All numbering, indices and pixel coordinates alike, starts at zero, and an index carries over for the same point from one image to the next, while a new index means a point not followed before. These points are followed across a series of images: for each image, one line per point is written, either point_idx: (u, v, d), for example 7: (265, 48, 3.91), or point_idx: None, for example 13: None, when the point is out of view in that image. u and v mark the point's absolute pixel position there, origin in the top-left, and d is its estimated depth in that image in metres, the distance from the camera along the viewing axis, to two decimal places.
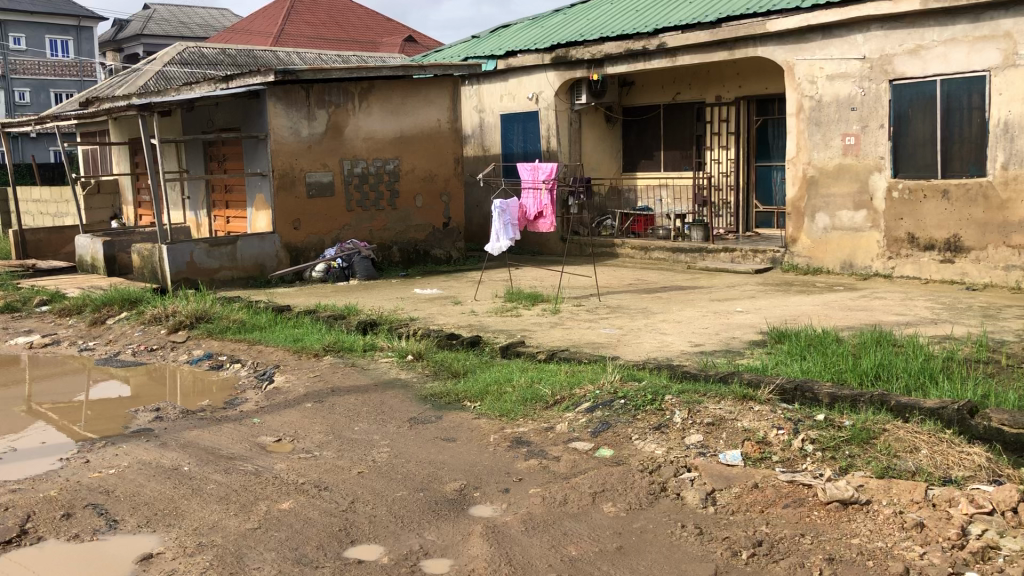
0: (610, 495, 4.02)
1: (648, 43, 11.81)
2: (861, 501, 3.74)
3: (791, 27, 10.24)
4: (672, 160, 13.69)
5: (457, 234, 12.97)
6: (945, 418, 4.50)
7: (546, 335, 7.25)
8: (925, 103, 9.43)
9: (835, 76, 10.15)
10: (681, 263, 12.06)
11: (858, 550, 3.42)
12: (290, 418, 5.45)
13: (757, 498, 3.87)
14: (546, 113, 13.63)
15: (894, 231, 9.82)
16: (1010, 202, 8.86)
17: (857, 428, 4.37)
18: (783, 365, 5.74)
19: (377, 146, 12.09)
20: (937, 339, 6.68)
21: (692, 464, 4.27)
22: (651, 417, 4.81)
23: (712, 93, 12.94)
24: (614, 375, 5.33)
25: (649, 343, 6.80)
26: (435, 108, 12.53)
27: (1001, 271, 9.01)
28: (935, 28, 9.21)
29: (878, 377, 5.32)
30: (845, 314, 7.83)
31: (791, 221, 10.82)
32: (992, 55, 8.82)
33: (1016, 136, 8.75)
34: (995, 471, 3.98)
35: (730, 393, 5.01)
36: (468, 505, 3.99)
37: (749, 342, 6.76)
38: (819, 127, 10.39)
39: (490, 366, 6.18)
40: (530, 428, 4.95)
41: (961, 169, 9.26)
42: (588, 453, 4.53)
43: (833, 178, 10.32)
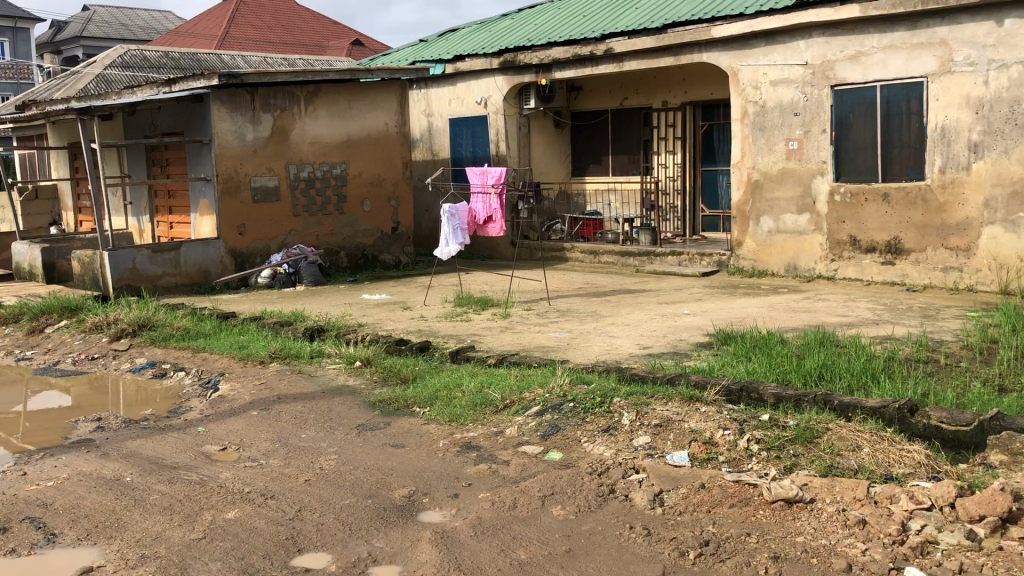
0: (559, 498, 4.03)
1: (595, 48, 11.89)
2: (805, 499, 3.80)
3: (734, 33, 10.38)
4: (620, 164, 13.80)
5: (406, 239, 12.92)
6: (886, 417, 4.60)
7: (496, 339, 7.25)
8: (866, 108, 9.63)
9: (778, 82, 10.32)
10: (630, 267, 12.15)
11: (802, 548, 3.47)
12: (235, 426, 5.37)
13: (704, 499, 3.91)
14: (495, 118, 13.65)
15: (836, 234, 10.02)
16: (948, 205, 9.08)
17: (801, 428, 4.44)
18: (729, 366, 5.83)
19: (324, 150, 11.99)
20: (879, 339, 6.82)
21: (640, 465, 4.30)
22: (600, 420, 4.83)
23: (659, 99, 13.08)
24: (563, 379, 5.35)
25: (599, 346, 6.84)
26: (383, 112, 12.47)
27: (939, 272, 9.23)
28: (875, 35, 9.41)
29: (821, 376, 5.41)
30: (790, 315, 7.96)
31: (736, 225, 10.98)
32: (929, 62, 9.04)
33: (953, 141, 8.98)
34: (934, 468, 4.08)
35: (676, 395, 5.06)
36: (416, 511, 3.97)
37: (696, 344, 6.83)
38: (762, 131, 10.55)
39: (440, 371, 6.15)
40: (479, 432, 4.94)
41: (900, 173, 9.47)
42: (538, 457, 4.54)
43: (777, 182, 10.49)
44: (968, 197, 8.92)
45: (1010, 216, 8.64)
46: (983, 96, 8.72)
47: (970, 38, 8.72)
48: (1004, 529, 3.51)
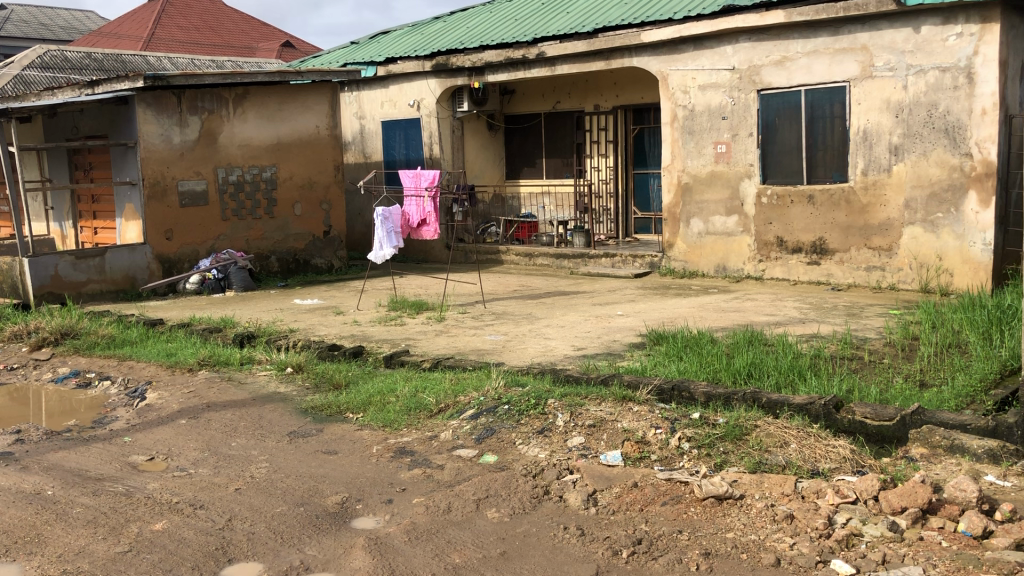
0: (494, 500, 4.04)
1: (527, 52, 11.95)
2: (735, 495, 3.88)
3: (664, 38, 10.52)
4: (554, 167, 13.89)
5: (338, 243, 12.79)
6: (813, 413, 4.72)
7: (431, 343, 7.23)
8: (791, 112, 9.85)
9: (706, 86, 10.50)
10: (564, 269, 12.23)
11: (732, 544, 3.53)
12: (163, 436, 5.25)
13: (637, 497, 3.96)
14: (427, 120, 13.60)
15: (764, 235, 10.23)
16: (870, 207, 9.35)
17: (730, 425, 4.52)
18: (662, 366, 5.90)
19: (253, 154, 11.81)
20: (806, 338, 6.97)
21: (574, 466, 4.33)
22: (534, 421, 4.84)
23: (591, 102, 13.21)
24: (498, 381, 5.36)
25: (533, 348, 6.87)
26: (313, 115, 12.34)
27: (863, 271, 9.50)
28: (799, 41, 9.63)
29: (750, 374, 5.52)
30: (720, 315, 8.10)
31: (667, 226, 11.14)
32: (851, 67, 9.30)
33: (875, 144, 9.25)
34: (858, 462, 4.20)
35: (610, 395, 5.11)
36: (349, 518, 3.93)
37: (629, 345, 6.91)
38: (691, 135, 10.73)
39: (373, 376, 6.09)
40: (414, 437, 4.91)
41: (825, 175, 9.71)
42: (473, 460, 4.54)
43: (706, 185, 10.67)
44: (890, 198, 9.19)
45: (929, 216, 8.92)
46: (903, 100, 9.00)
47: (889, 44, 8.99)
48: (924, 520, 3.62)
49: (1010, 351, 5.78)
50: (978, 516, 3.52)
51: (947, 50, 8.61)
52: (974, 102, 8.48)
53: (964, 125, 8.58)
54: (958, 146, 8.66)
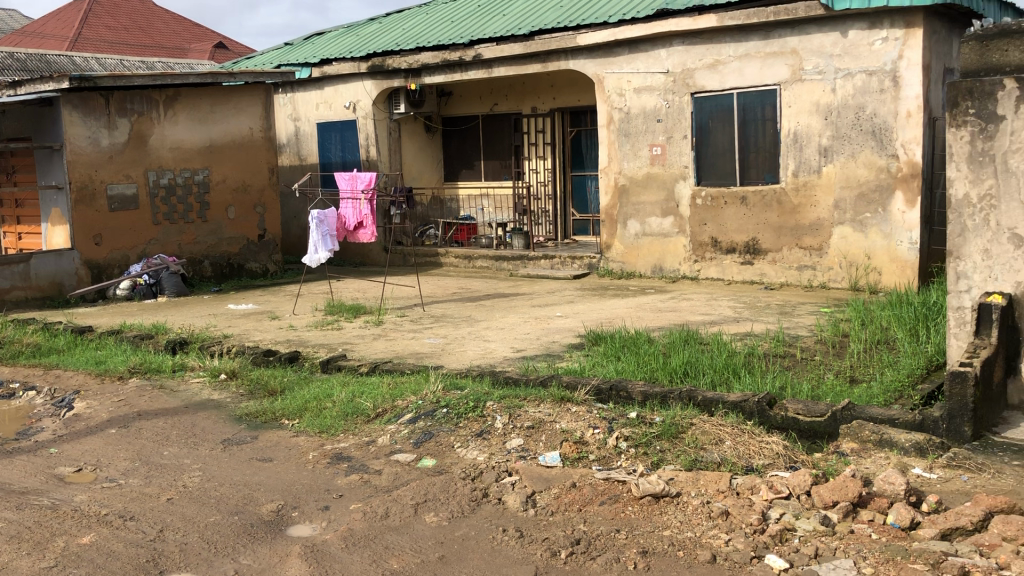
0: (432, 505, 4.01)
1: (464, 54, 11.95)
2: (671, 493, 3.92)
3: (599, 41, 10.61)
4: (492, 169, 13.91)
5: (273, 247, 12.60)
6: (747, 410, 4.81)
7: (368, 347, 7.18)
8: (724, 115, 10.01)
9: (641, 89, 10.61)
10: (503, 271, 12.24)
11: (669, 542, 3.57)
12: (91, 446, 5.11)
13: (575, 498, 3.97)
14: (363, 122, 13.48)
15: (699, 236, 10.38)
16: (802, 207, 9.54)
17: (667, 424, 4.58)
18: (600, 366, 5.94)
19: (185, 156, 11.58)
20: (740, 336, 7.09)
21: (513, 468, 4.33)
22: (473, 424, 4.83)
23: (528, 104, 13.26)
24: (436, 385, 5.33)
25: (473, 351, 6.86)
26: (246, 117, 12.16)
27: (794, 271, 9.69)
28: (731, 44, 9.78)
29: (686, 373, 5.60)
30: (657, 315, 8.19)
31: (605, 227, 11.23)
32: (781, 70, 9.49)
33: (805, 146, 9.44)
34: (791, 458, 4.28)
35: (549, 396, 5.13)
36: (285, 526, 3.87)
37: (567, 346, 6.94)
38: (627, 137, 10.84)
39: (309, 382, 6.02)
40: (351, 443, 4.86)
41: (757, 176, 9.89)
42: (411, 464, 4.51)
43: (642, 187, 10.80)
44: (820, 199, 9.40)
45: (858, 216, 9.14)
46: (831, 103, 9.21)
47: (818, 48, 9.20)
48: (855, 513, 3.69)
49: (936, 346, 5.96)
50: (906, 508, 3.61)
51: (873, 54, 8.84)
52: (899, 104, 8.73)
53: (890, 127, 8.81)
54: (884, 148, 8.89)
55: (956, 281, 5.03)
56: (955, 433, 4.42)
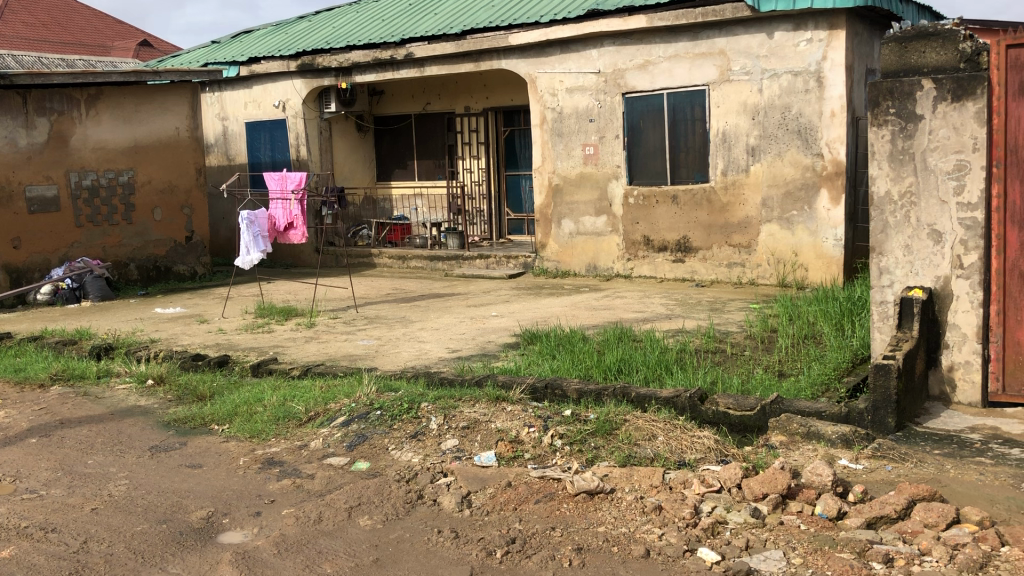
0: (367, 508, 3.97)
1: (395, 52, 11.87)
2: (606, 490, 3.95)
3: (531, 41, 10.64)
4: (425, 169, 13.85)
5: (202, 249, 12.34)
6: (679, 406, 4.89)
7: (301, 350, 7.07)
8: (654, 115, 10.13)
9: (573, 89, 10.68)
10: (438, 271, 12.19)
11: (603, 538, 3.59)
12: (9, 457, 4.93)
13: (511, 497, 3.97)
14: (293, 122, 13.30)
15: (632, 235, 10.48)
16: (731, 205, 9.71)
17: (601, 421, 4.62)
18: (535, 365, 5.94)
19: (108, 157, 11.28)
20: (672, 333, 7.18)
21: (448, 469, 4.31)
22: (407, 425, 4.79)
23: (461, 104, 13.25)
24: (370, 388, 5.28)
25: (407, 352, 6.81)
26: (172, 116, 11.89)
27: (725, 268, 9.85)
28: (661, 45, 9.91)
29: (620, 370, 5.65)
30: (591, 314, 8.23)
31: (540, 227, 11.28)
32: (710, 71, 9.63)
33: (733, 146, 9.61)
34: (722, 452, 4.35)
35: (483, 395, 5.12)
36: (215, 533, 3.79)
37: (503, 345, 6.94)
38: (560, 137, 10.90)
39: (240, 386, 5.90)
40: (283, 447, 4.79)
41: (687, 176, 10.03)
42: (344, 468, 4.45)
43: (576, 186, 10.87)
44: (748, 197, 9.57)
45: (785, 214, 9.33)
46: (758, 103, 9.38)
47: (745, 48, 9.37)
48: (785, 505, 3.77)
49: (861, 340, 6.11)
50: (833, 499, 3.69)
51: (798, 55, 9.05)
52: (824, 104, 8.94)
53: (815, 126, 9.02)
54: (810, 147, 9.10)
55: (878, 276, 5.17)
56: (879, 424, 4.53)
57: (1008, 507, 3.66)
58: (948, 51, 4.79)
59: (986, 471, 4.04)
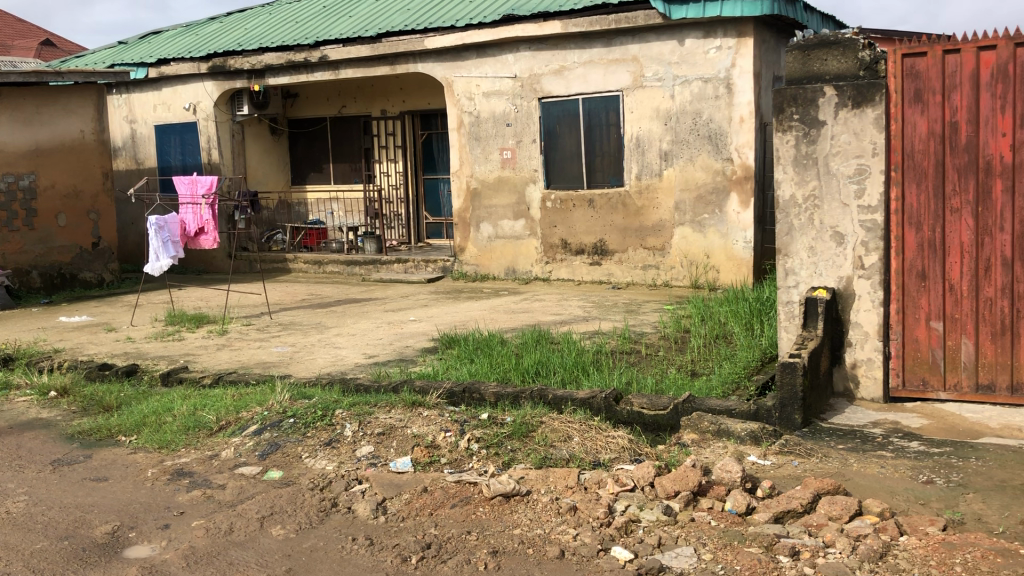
0: (279, 517, 3.91)
1: (309, 55, 11.73)
2: (521, 492, 3.98)
3: (447, 45, 10.64)
4: (342, 173, 13.74)
5: (110, 255, 12.00)
6: (595, 407, 4.97)
7: (212, 357, 6.92)
8: (570, 119, 10.24)
9: (490, 93, 10.71)
10: (355, 275, 12.08)
11: (519, 540, 3.61)
12: None
13: (426, 502, 3.97)
14: (204, 124, 13.02)
15: (549, 238, 10.57)
16: (645, 209, 9.87)
17: (517, 423, 4.66)
18: (454, 369, 5.93)
19: (7, 160, 10.86)
20: (589, 334, 7.27)
21: (363, 476, 4.28)
22: (321, 433, 4.74)
23: (377, 107, 13.16)
24: (283, 395, 5.21)
25: (323, 359, 6.73)
26: (76, 119, 11.52)
27: (640, 270, 10.00)
28: (575, 51, 10.02)
29: (538, 372, 5.70)
30: (510, 317, 8.28)
31: (458, 231, 11.27)
32: (624, 77, 9.78)
33: (646, 150, 9.78)
34: (635, 451, 4.42)
35: (399, 401, 5.09)
36: (121, 548, 3.69)
37: (421, 350, 6.92)
38: (478, 141, 10.92)
39: (148, 396, 5.75)
40: (193, 457, 4.69)
41: (603, 180, 10.16)
42: (256, 477, 4.38)
43: (494, 190, 10.91)
44: (661, 201, 9.75)
45: (697, 218, 9.53)
46: (670, 108, 9.57)
47: (657, 55, 9.54)
48: (696, 502, 3.85)
49: (769, 339, 6.29)
50: (741, 495, 3.79)
51: (708, 61, 9.25)
52: (733, 110, 9.18)
53: (725, 132, 9.25)
54: (720, 152, 9.32)
55: (784, 277, 5.32)
56: (787, 421, 4.67)
57: (907, 497, 3.81)
58: (849, 59, 4.96)
59: (886, 464, 4.19)
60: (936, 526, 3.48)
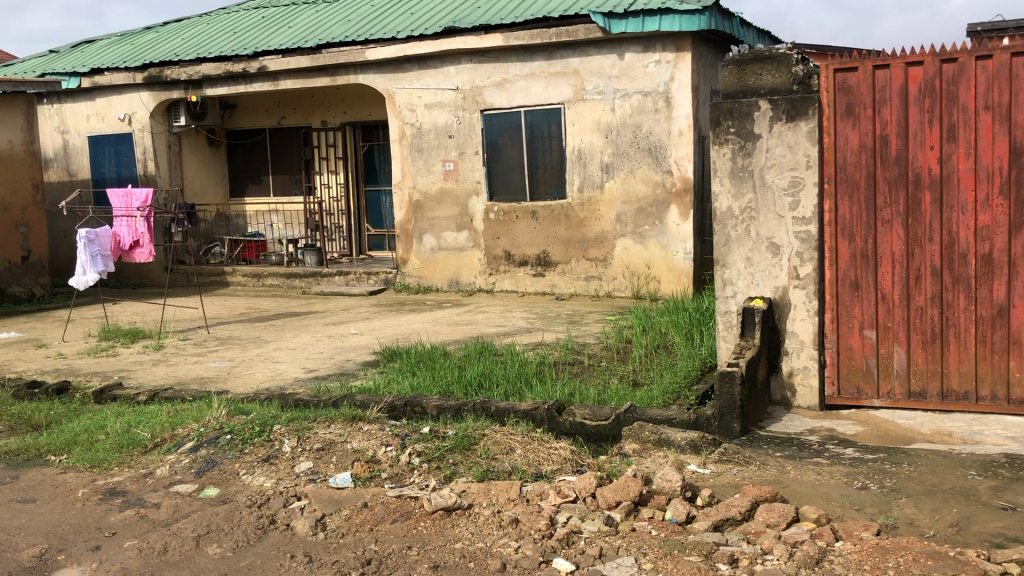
0: (215, 536, 3.83)
1: (248, 66, 11.59)
2: (463, 506, 3.96)
3: (388, 57, 10.61)
4: (282, 184, 13.60)
5: (40, 269, 11.67)
6: (537, 418, 4.98)
7: (148, 373, 6.77)
8: (512, 132, 10.28)
9: (431, 105, 10.70)
10: (295, 289, 11.94)
11: (460, 554, 3.59)
12: None
13: (367, 517, 3.93)
14: (140, 135, 12.78)
15: (492, 250, 10.58)
16: (587, 221, 9.94)
17: (459, 436, 4.64)
18: (396, 383, 5.88)
19: None
20: (532, 346, 7.29)
21: (302, 492, 4.22)
22: (259, 449, 4.67)
23: (318, 118, 13.06)
24: (220, 411, 5.12)
25: (261, 374, 6.62)
26: (5, 129, 11.21)
27: (583, 282, 10.06)
28: (517, 64, 10.07)
29: (481, 384, 5.69)
30: (452, 329, 8.26)
31: (400, 243, 11.21)
32: (565, 90, 9.85)
33: (588, 163, 9.85)
34: (577, 462, 4.44)
35: (339, 416, 5.04)
36: (49, 571, 3.58)
37: (362, 363, 6.86)
38: (420, 153, 10.89)
39: (80, 414, 5.60)
40: (126, 476, 4.58)
41: (545, 192, 10.21)
42: (192, 495, 4.29)
43: (436, 202, 10.89)
44: (603, 212, 9.83)
45: (637, 229, 9.64)
46: (611, 121, 9.66)
47: (598, 69, 9.63)
48: (637, 512, 3.88)
49: (709, 349, 6.37)
50: (682, 503, 3.83)
51: (647, 75, 9.38)
52: (672, 123, 9.31)
53: (664, 144, 9.38)
54: (660, 164, 9.44)
55: (722, 287, 5.40)
56: (725, 429, 4.73)
57: (842, 503, 3.88)
58: (783, 73, 5.07)
59: (822, 471, 4.27)
60: (870, 531, 3.55)
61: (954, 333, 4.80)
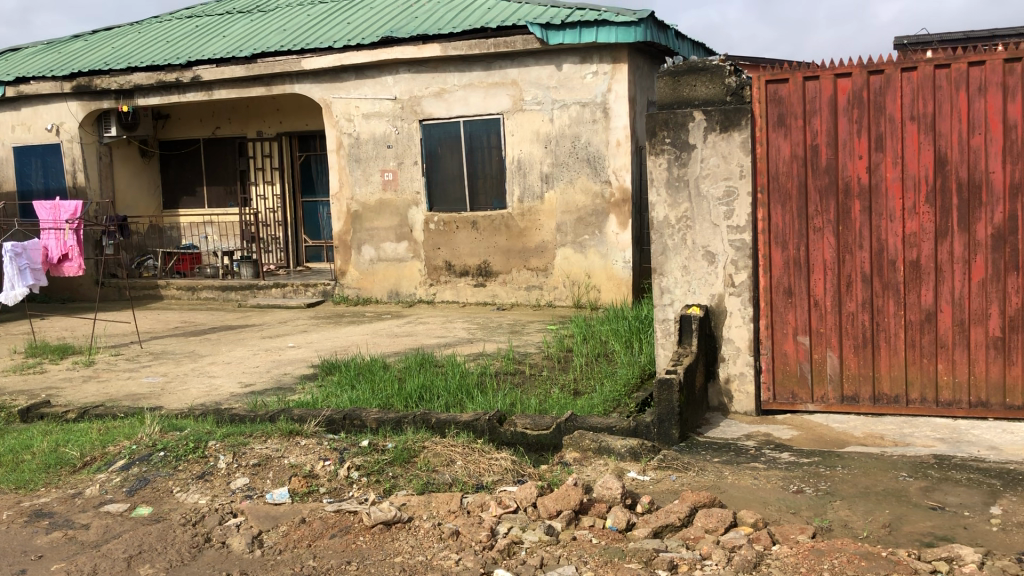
0: (147, 556, 3.74)
1: (181, 75, 11.39)
2: (403, 519, 3.93)
3: (324, 66, 10.53)
4: (217, 196, 13.39)
5: None
6: (478, 429, 4.97)
7: (77, 390, 6.58)
8: (451, 141, 10.28)
9: (370, 115, 10.63)
10: (231, 301, 11.74)
11: (400, 567, 3.56)
12: None
13: (305, 533, 3.87)
14: (69, 146, 12.47)
15: (432, 261, 10.55)
16: (527, 230, 9.97)
17: (398, 449, 4.60)
18: (335, 396, 5.80)
19: None
20: (473, 356, 7.28)
21: (238, 508, 4.15)
22: (193, 466, 4.57)
23: (253, 128, 12.89)
24: (153, 427, 5.00)
25: (196, 389, 6.48)
26: None
27: (524, 291, 10.08)
28: (455, 74, 10.07)
29: (421, 397, 5.65)
30: (392, 340, 8.20)
31: (339, 254, 11.10)
32: (503, 100, 9.88)
33: (527, 173, 9.88)
34: (518, 472, 4.43)
35: (276, 430, 4.96)
36: None
37: (300, 377, 6.77)
38: (358, 163, 10.80)
39: (4, 434, 5.41)
40: (54, 497, 4.44)
41: (486, 202, 10.21)
42: (124, 515, 4.18)
43: (375, 213, 10.81)
44: (543, 222, 9.87)
45: (578, 239, 9.70)
46: (550, 132, 9.71)
47: (536, 79, 9.68)
48: (577, 520, 3.89)
49: (648, 357, 6.42)
50: (622, 511, 3.85)
51: (585, 86, 9.46)
52: (610, 134, 9.41)
53: (602, 154, 9.47)
54: (598, 175, 9.53)
55: (660, 295, 5.46)
56: (664, 436, 4.77)
57: (779, 507, 3.94)
58: (716, 85, 5.15)
59: (759, 475, 4.33)
60: (806, 534, 3.61)
61: (885, 337, 4.92)
